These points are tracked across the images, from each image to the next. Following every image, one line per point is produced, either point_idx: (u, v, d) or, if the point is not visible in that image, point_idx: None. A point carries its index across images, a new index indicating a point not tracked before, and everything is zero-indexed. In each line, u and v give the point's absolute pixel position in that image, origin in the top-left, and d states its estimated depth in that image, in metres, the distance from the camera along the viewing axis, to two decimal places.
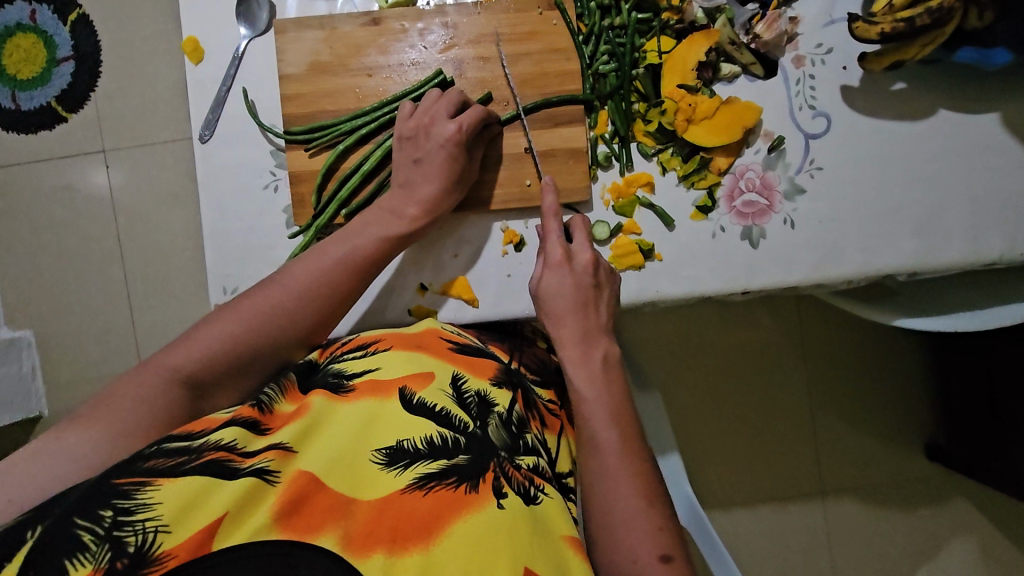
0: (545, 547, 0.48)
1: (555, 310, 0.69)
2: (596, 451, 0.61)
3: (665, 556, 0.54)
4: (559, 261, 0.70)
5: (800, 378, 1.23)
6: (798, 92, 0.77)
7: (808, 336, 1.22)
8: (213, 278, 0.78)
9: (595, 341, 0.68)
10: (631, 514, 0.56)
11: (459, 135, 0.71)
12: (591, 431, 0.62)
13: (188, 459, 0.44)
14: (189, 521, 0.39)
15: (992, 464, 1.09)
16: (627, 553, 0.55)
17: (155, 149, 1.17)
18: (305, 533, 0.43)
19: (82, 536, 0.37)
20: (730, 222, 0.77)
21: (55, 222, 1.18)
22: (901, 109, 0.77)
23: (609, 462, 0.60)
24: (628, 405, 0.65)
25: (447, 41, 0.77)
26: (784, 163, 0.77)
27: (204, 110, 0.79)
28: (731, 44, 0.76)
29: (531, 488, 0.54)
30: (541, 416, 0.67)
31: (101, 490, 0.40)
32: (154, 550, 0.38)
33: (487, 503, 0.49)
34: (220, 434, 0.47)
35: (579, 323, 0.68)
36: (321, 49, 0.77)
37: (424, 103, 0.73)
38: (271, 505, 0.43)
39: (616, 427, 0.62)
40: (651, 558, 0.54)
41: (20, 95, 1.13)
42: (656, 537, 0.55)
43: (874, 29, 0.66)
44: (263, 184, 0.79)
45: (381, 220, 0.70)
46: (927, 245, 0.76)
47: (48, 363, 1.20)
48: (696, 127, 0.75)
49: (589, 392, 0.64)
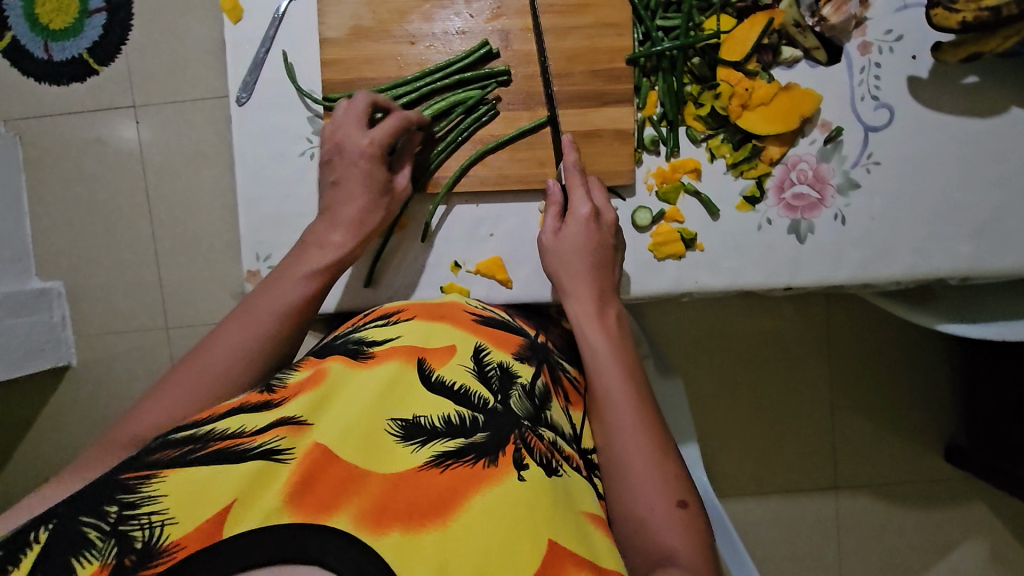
0: (570, 527, 0.47)
1: (573, 267, 0.68)
2: (609, 402, 0.60)
3: (682, 502, 0.55)
4: (587, 217, 0.69)
5: (817, 366, 1.20)
6: (862, 81, 0.73)
7: (829, 327, 1.19)
8: (246, 244, 0.77)
9: (608, 302, 0.68)
10: (649, 466, 0.56)
11: (373, 149, 0.69)
12: (605, 384, 0.61)
13: (194, 449, 0.43)
14: (196, 512, 0.39)
15: (1011, 470, 1.06)
16: (644, 501, 0.54)
17: (186, 107, 1.16)
18: (318, 514, 0.41)
19: (88, 533, 0.37)
20: (778, 215, 0.74)
21: (86, 175, 1.18)
22: (969, 104, 0.72)
23: (624, 414, 0.59)
24: (636, 364, 0.64)
25: (494, 11, 0.74)
26: (840, 156, 0.73)
27: (242, 72, 0.77)
28: (795, 27, 0.72)
29: (554, 460, 0.52)
30: (565, 391, 0.64)
31: (107, 486, 0.40)
32: (161, 543, 0.37)
33: (506, 476, 0.47)
34: (227, 422, 0.46)
35: (595, 282, 0.68)
36: (363, 13, 0.74)
37: (337, 118, 0.71)
38: (280, 488, 0.42)
39: (630, 380, 0.61)
40: (669, 505, 0.54)
41: (53, 46, 1.12)
42: (672, 484, 0.55)
43: (955, 18, 0.63)
44: (299, 151, 0.77)
45: (304, 251, 0.67)
46: (984, 249, 0.72)
47: (77, 314, 1.21)
48: (751, 113, 0.72)
49: (602, 344, 0.64)
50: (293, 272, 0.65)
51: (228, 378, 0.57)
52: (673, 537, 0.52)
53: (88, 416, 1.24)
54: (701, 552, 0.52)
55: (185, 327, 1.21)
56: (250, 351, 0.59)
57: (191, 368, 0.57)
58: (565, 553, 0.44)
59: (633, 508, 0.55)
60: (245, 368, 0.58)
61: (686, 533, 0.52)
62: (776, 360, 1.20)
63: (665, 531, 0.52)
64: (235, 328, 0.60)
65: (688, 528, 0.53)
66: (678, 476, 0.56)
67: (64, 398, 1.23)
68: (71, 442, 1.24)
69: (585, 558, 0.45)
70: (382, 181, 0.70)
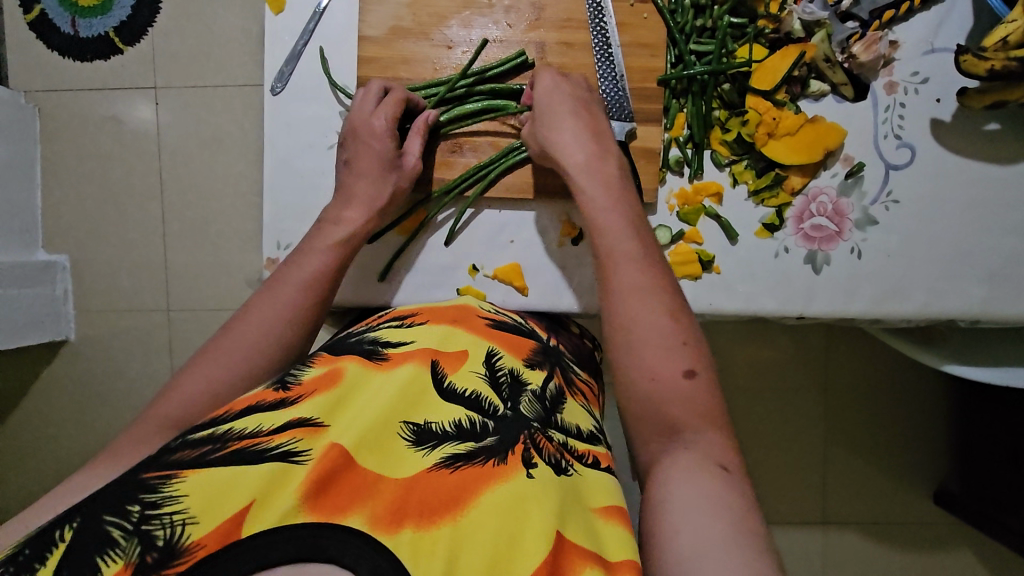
0: (579, 521, 0.46)
1: (555, 121, 0.68)
2: (613, 262, 0.60)
3: (689, 371, 0.53)
4: (554, 82, 0.70)
5: (802, 372, 1.20)
6: (886, 119, 0.74)
7: (823, 353, 1.20)
8: (268, 233, 0.78)
9: (606, 154, 0.68)
10: (655, 329, 0.55)
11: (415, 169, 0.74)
12: (610, 242, 0.61)
13: (214, 449, 0.43)
14: (215, 512, 0.38)
15: (1004, 518, 1.06)
16: (651, 372, 0.54)
17: (207, 92, 1.17)
18: (333, 514, 0.40)
19: (111, 532, 0.37)
20: (795, 244, 0.75)
21: (101, 151, 1.18)
22: (988, 150, 0.74)
23: (628, 273, 0.59)
24: (637, 213, 0.65)
25: (532, 22, 0.76)
26: (860, 191, 0.75)
27: (278, 63, 0.77)
28: (825, 61, 0.73)
29: (563, 461, 0.51)
30: (582, 391, 0.65)
31: (130, 486, 0.40)
32: (182, 541, 0.37)
33: (516, 473, 0.47)
34: (244, 422, 0.46)
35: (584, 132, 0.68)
36: (403, 14, 0.76)
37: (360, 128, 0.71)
38: (296, 486, 0.41)
39: (632, 234, 0.62)
40: (675, 375, 0.53)
41: (80, 22, 1.13)
42: (681, 353, 0.54)
43: (984, 65, 0.65)
44: (328, 144, 0.78)
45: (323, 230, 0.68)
46: (995, 293, 0.74)
47: (80, 289, 1.21)
48: (776, 142, 0.74)
49: (602, 200, 0.64)
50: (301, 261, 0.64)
51: (244, 366, 0.57)
52: (678, 404, 0.52)
53: (82, 392, 1.23)
54: (709, 418, 0.52)
55: (187, 310, 1.21)
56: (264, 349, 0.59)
57: (200, 364, 0.56)
58: (574, 550, 0.43)
59: (636, 375, 0.54)
60: (260, 367, 0.58)
61: (692, 398, 0.52)
62: (775, 390, 1.20)
63: (671, 399, 0.52)
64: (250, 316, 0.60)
65: (697, 395, 0.52)
66: (686, 343, 0.55)
67: (58, 373, 1.23)
68: (61, 417, 1.24)
69: (590, 549, 0.44)
70: (390, 154, 0.71)
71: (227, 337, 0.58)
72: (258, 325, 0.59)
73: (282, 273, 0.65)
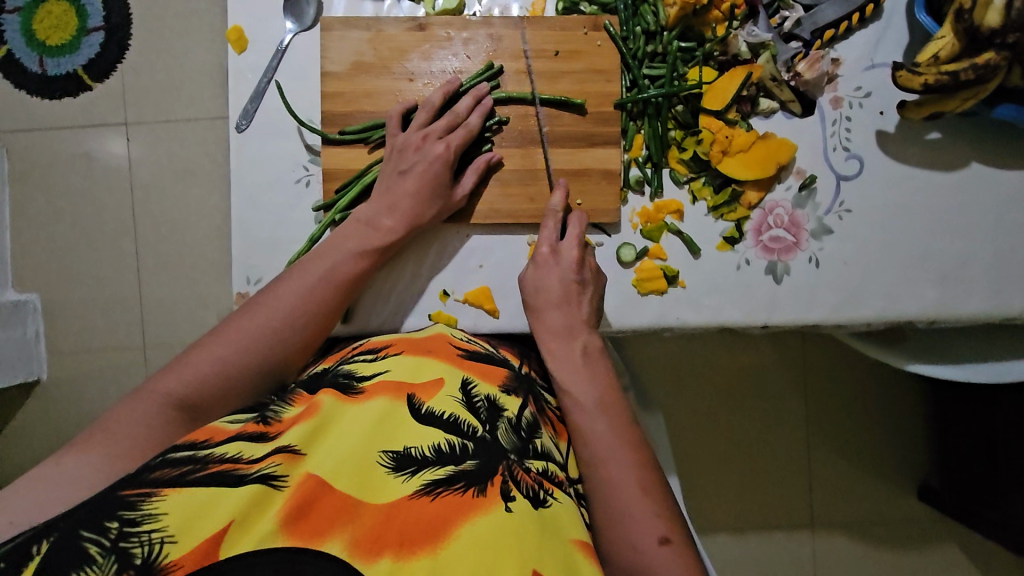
0: (555, 552, 0.46)
1: (538, 301, 0.71)
2: (583, 440, 0.62)
3: (665, 538, 0.55)
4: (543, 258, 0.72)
5: (786, 381, 1.22)
6: (833, 133, 0.77)
7: (802, 360, 1.22)
8: (237, 267, 0.78)
9: (576, 335, 0.69)
10: (627, 505, 0.57)
11: (447, 154, 0.73)
12: (583, 421, 0.63)
13: (193, 469, 0.43)
14: (193, 532, 0.39)
15: (985, 512, 1.08)
16: (629, 538, 0.55)
17: (178, 126, 1.17)
18: (310, 539, 0.42)
19: (89, 548, 0.37)
20: (756, 255, 0.77)
21: (71, 189, 1.18)
22: (932, 158, 0.77)
23: (600, 449, 0.60)
24: (611, 392, 0.65)
25: (490, 53, 0.78)
26: (814, 203, 0.77)
27: (242, 100, 0.79)
28: (772, 80, 0.76)
29: (541, 492, 0.52)
30: (552, 423, 0.66)
31: (108, 501, 0.40)
32: (160, 560, 0.38)
33: (495, 506, 0.46)
34: (224, 446, 0.46)
35: (562, 316, 0.70)
36: (365, 49, 0.78)
37: (418, 122, 0.75)
38: (276, 512, 0.42)
39: (605, 415, 0.63)
40: (651, 541, 0.55)
41: (48, 61, 1.12)
42: (655, 520, 0.56)
43: (917, 80, 0.68)
44: (295, 178, 0.79)
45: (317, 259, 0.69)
46: (950, 294, 0.77)
47: (52, 329, 1.20)
48: (731, 159, 0.76)
49: (577, 391, 0.65)
50: (272, 296, 0.65)
51: (216, 377, 0.59)
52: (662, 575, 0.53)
53: (56, 433, 1.21)
54: None
55: (162, 345, 1.20)
56: (234, 365, 0.60)
57: (176, 373, 0.58)
58: None
59: (621, 544, 0.56)
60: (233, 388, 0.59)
61: (675, 570, 0.53)
62: (756, 397, 1.22)
63: (652, 566, 0.53)
64: (237, 337, 0.62)
65: (675, 563, 0.53)
66: (660, 512, 0.57)
67: (33, 414, 1.21)
68: (37, 459, 1.22)
69: None
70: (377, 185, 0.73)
71: (209, 350, 0.60)
72: (242, 342, 0.62)
73: (267, 292, 0.66)
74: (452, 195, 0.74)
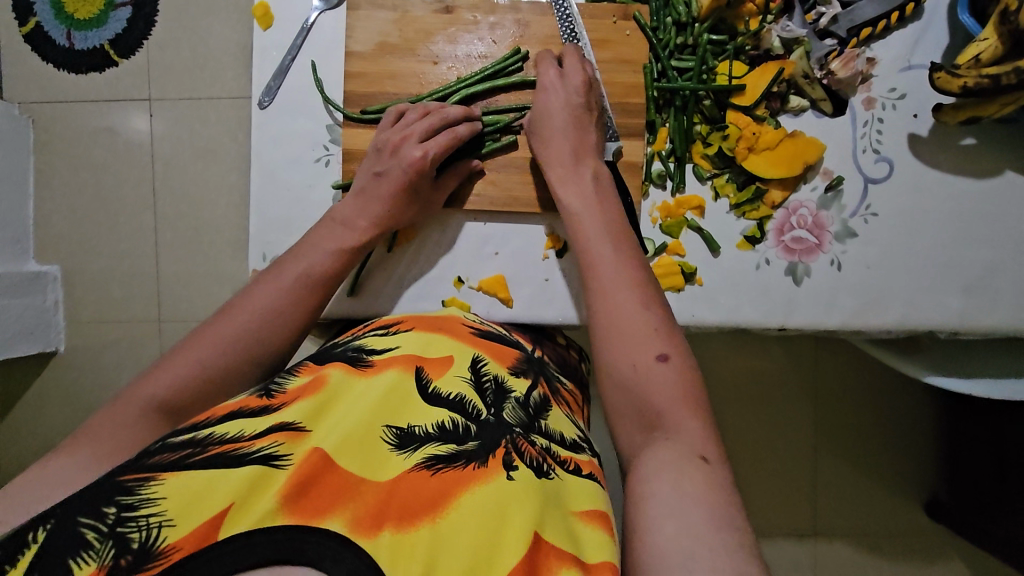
0: (560, 523, 0.45)
1: (545, 129, 0.72)
2: (592, 270, 0.65)
3: (663, 355, 0.57)
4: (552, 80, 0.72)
5: (794, 384, 1.20)
6: (864, 134, 0.76)
7: (813, 365, 1.20)
8: (254, 243, 0.78)
9: (584, 162, 0.72)
10: (628, 321, 0.59)
11: (422, 163, 0.71)
12: (592, 248, 0.66)
13: (193, 453, 0.42)
14: (192, 513, 0.38)
15: (990, 527, 1.06)
16: (626, 358, 0.57)
17: (201, 104, 1.17)
18: (312, 516, 0.39)
19: (85, 535, 0.36)
20: (776, 255, 0.76)
21: (94, 161, 1.19)
22: (964, 164, 0.75)
23: (606, 276, 0.64)
24: (615, 216, 0.69)
25: (516, 39, 0.77)
26: (840, 205, 0.76)
27: (266, 77, 0.79)
28: (804, 78, 0.74)
29: (545, 465, 0.51)
30: (566, 401, 0.66)
31: (105, 488, 0.39)
32: (158, 544, 0.36)
33: (496, 475, 0.46)
34: (225, 426, 0.45)
35: (571, 142, 0.71)
36: (390, 30, 0.77)
37: (407, 119, 0.73)
38: (276, 491, 0.40)
39: (610, 242, 0.66)
40: (650, 359, 0.57)
41: (75, 34, 1.13)
42: (654, 339, 0.58)
43: (956, 82, 0.66)
44: (315, 157, 0.79)
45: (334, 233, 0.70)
46: (974, 305, 0.75)
47: (71, 299, 1.21)
48: (757, 156, 0.75)
49: (586, 215, 0.69)
50: (286, 271, 0.66)
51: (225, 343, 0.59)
52: (657, 388, 0.55)
53: (71, 402, 1.23)
54: (689, 399, 0.54)
55: (177, 320, 1.21)
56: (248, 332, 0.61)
57: (194, 346, 0.58)
58: (552, 552, 0.43)
59: (619, 362, 0.58)
60: (251, 353, 0.60)
61: (669, 379, 0.55)
62: (764, 400, 1.20)
63: (649, 383, 0.55)
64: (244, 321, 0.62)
65: (671, 376, 0.55)
66: (663, 333, 0.59)
67: (49, 382, 1.23)
68: (51, 427, 1.24)
69: (572, 554, 0.44)
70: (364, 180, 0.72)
71: (226, 322, 0.61)
72: (256, 315, 0.62)
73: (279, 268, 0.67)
74: (422, 202, 0.74)
